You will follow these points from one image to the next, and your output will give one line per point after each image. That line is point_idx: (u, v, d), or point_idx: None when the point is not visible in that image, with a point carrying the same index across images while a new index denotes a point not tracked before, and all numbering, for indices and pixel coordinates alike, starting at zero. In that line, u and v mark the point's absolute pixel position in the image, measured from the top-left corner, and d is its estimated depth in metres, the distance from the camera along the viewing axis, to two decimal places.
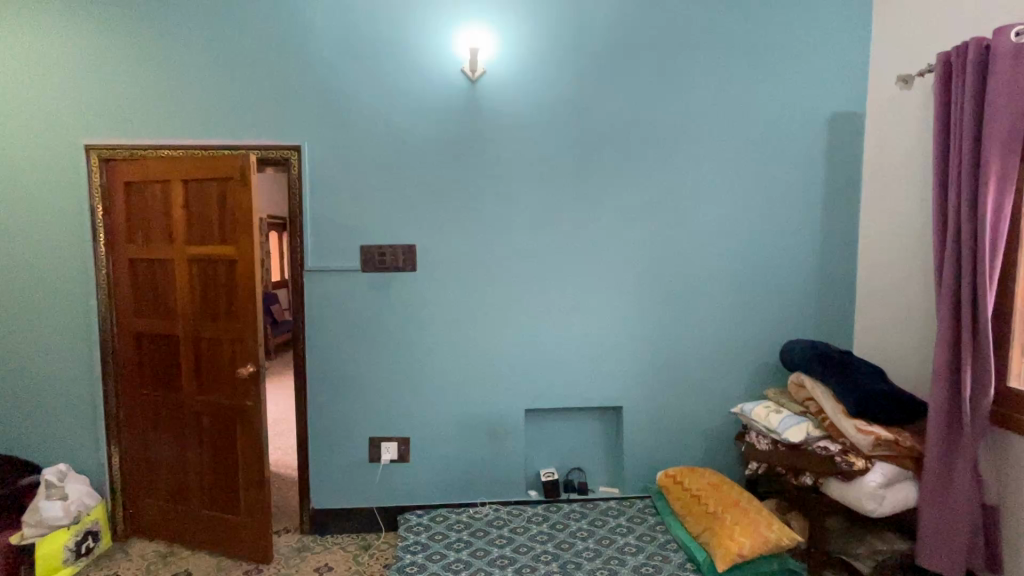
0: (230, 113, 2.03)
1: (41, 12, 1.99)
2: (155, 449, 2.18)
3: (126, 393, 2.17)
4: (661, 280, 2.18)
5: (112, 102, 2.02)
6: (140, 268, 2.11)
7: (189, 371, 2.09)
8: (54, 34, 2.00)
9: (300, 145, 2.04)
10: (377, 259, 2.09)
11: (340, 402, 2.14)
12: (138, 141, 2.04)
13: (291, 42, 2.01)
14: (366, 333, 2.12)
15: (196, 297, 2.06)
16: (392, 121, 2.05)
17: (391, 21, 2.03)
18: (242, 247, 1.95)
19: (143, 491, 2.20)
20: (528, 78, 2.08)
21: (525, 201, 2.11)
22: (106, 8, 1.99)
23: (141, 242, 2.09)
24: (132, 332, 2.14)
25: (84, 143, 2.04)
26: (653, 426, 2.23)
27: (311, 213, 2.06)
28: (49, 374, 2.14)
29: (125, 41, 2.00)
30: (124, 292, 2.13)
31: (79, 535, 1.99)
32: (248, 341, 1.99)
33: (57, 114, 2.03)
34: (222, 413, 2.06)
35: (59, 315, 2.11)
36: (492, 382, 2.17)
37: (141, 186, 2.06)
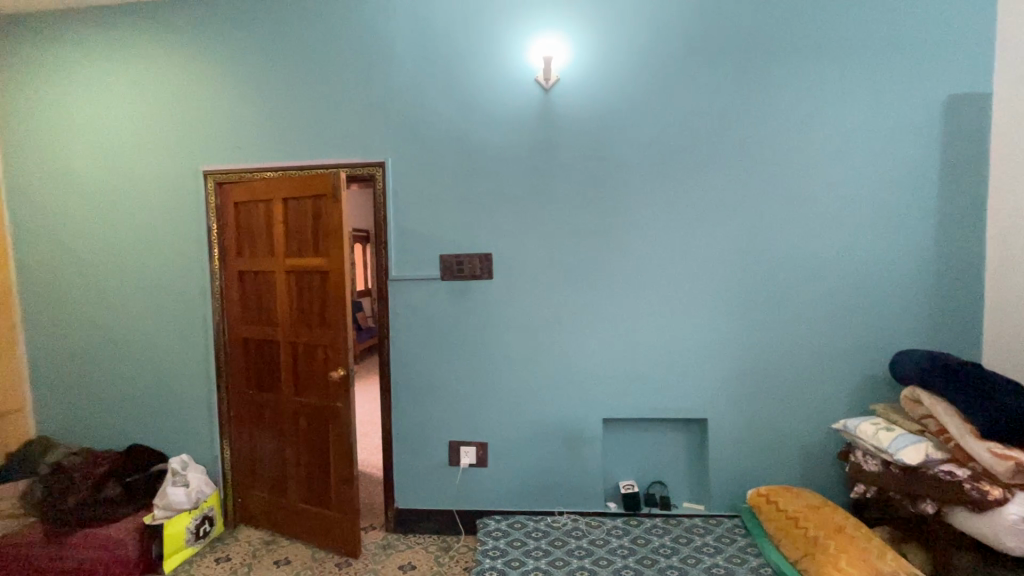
0: (322, 135, 2.20)
1: (167, 55, 2.27)
2: (259, 445, 2.38)
3: (235, 393, 2.40)
4: (748, 285, 2.05)
5: (225, 130, 2.27)
6: (247, 280, 2.34)
7: (288, 373, 2.27)
8: (178, 75, 2.27)
9: (384, 161, 2.16)
10: (455, 267, 2.15)
11: (422, 405, 2.23)
12: (246, 165, 2.27)
13: (376, 64, 2.15)
14: (446, 340, 2.19)
15: (294, 305, 2.24)
16: (469, 133, 2.12)
17: (467, 37, 2.10)
18: (334, 258, 2.09)
19: (249, 483, 2.41)
20: (603, 82, 2.06)
21: (600, 207, 2.09)
22: (220, 47, 2.23)
23: (248, 255, 2.31)
24: (241, 337, 2.37)
25: (203, 169, 2.30)
26: (741, 441, 2.10)
27: (394, 225, 2.17)
28: (173, 375, 2.41)
29: (235, 75, 2.23)
30: (234, 301, 2.36)
31: (198, 519, 2.23)
32: (340, 347, 2.13)
33: (181, 144, 2.30)
34: (317, 413, 2.22)
35: (182, 322, 2.38)
36: (568, 390, 2.16)
37: (249, 206, 2.29)
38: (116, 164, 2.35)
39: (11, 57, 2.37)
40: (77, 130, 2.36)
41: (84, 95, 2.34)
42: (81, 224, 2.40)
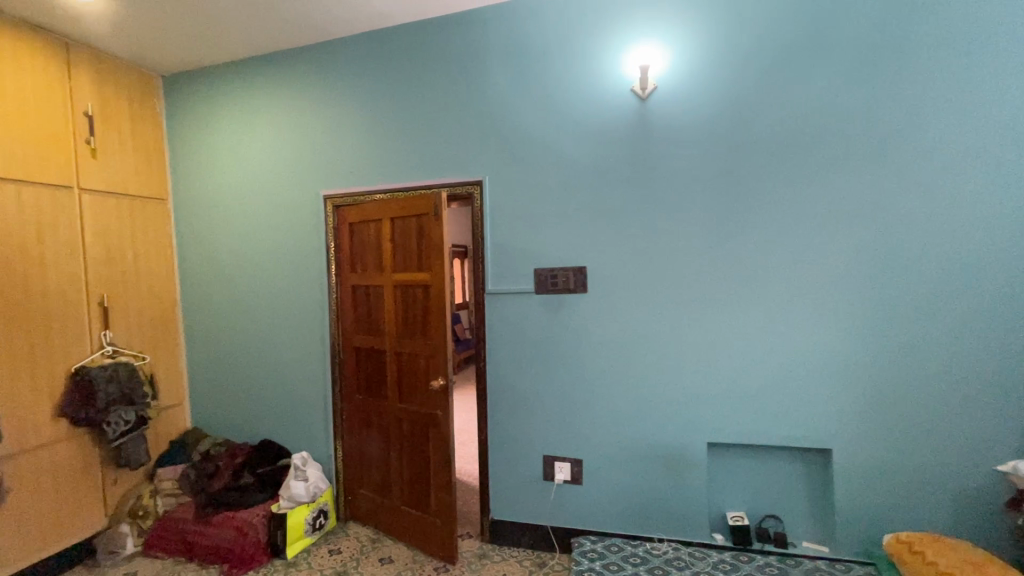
0: (426, 158, 2.35)
1: (296, 94, 2.57)
2: (366, 447, 2.55)
3: (347, 398, 2.60)
4: (878, 299, 1.82)
5: (342, 158, 2.51)
6: (359, 293, 2.54)
7: (393, 380, 2.42)
8: (304, 112, 2.56)
9: (482, 180, 2.25)
10: (550, 281, 2.16)
11: (517, 418, 2.25)
12: (360, 189, 2.48)
13: (474, 87, 2.25)
14: (541, 353, 2.20)
15: (399, 316, 2.39)
16: (563, 148, 2.14)
17: (561, 53, 2.12)
18: (435, 273, 2.21)
19: (358, 482, 2.59)
20: (703, 87, 1.96)
21: (703, 217, 1.98)
22: (338, 85, 2.49)
23: (360, 271, 2.52)
24: (353, 346, 2.57)
25: (324, 194, 2.56)
26: (873, 477, 1.84)
27: (491, 240, 2.24)
28: (297, 379, 2.68)
29: (351, 108, 2.47)
30: (347, 312, 2.57)
31: (315, 511, 2.44)
32: (440, 358, 2.23)
33: (307, 172, 2.59)
34: (418, 419, 2.34)
35: (304, 332, 2.65)
36: (667, 410, 2.05)
37: (361, 225, 2.50)
38: (255, 192, 2.70)
39: (180, 107, 2.83)
40: (225, 165, 2.75)
41: (232, 135, 2.72)
42: (227, 246, 2.78)
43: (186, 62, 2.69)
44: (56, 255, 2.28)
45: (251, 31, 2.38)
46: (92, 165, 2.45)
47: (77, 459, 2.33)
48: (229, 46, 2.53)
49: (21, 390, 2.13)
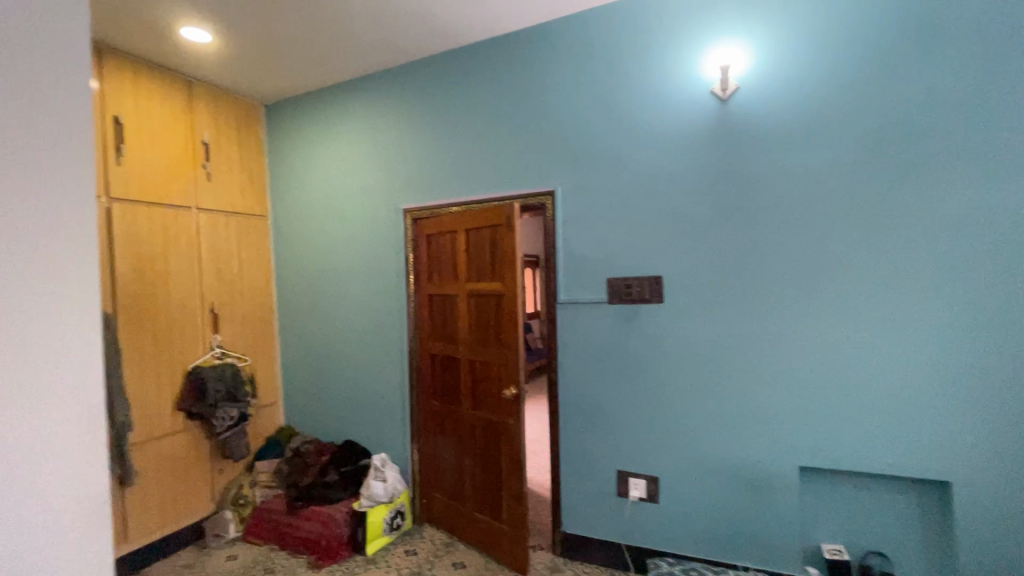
0: (499, 171, 2.40)
1: (379, 115, 2.74)
2: (440, 452, 2.62)
3: (423, 403, 2.69)
4: (1008, 313, 1.59)
5: (420, 174, 2.63)
6: (434, 302, 2.63)
7: (467, 388, 2.48)
8: (387, 131, 2.72)
9: (554, 190, 2.26)
10: (624, 291, 2.11)
11: (590, 430, 2.21)
12: (436, 202, 2.58)
13: (547, 99, 2.27)
14: (614, 365, 2.15)
15: (472, 325, 2.45)
16: (637, 156, 2.09)
17: (635, 59, 2.09)
18: (508, 283, 2.24)
19: (432, 486, 2.66)
20: (791, 84, 1.84)
21: (791, 223, 1.85)
22: (417, 104, 2.62)
23: (436, 281, 2.61)
24: (428, 353, 2.66)
25: (403, 208, 2.69)
26: (1005, 517, 1.60)
27: (563, 250, 2.24)
28: (377, 383, 2.82)
29: (429, 126, 2.59)
30: (424, 320, 2.67)
31: (393, 512, 2.54)
32: (513, 366, 2.26)
33: (388, 188, 2.74)
34: (491, 427, 2.37)
35: (384, 338, 2.79)
36: (750, 428, 1.92)
37: (437, 237, 2.59)
38: (342, 207, 2.90)
39: (280, 131, 3.11)
40: (317, 183, 2.98)
41: (323, 155, 2.95)
42: (317, 257, 3.00)
43: (285, 91, 2.96)
44: (177, 267, 2.59)
45: (341, 59, 2.58)
46: (207, 187, 2.76)
47: (190, 449, 2.60)
48: (322, 74, 2.75)
49: (148, 385, 2.42)
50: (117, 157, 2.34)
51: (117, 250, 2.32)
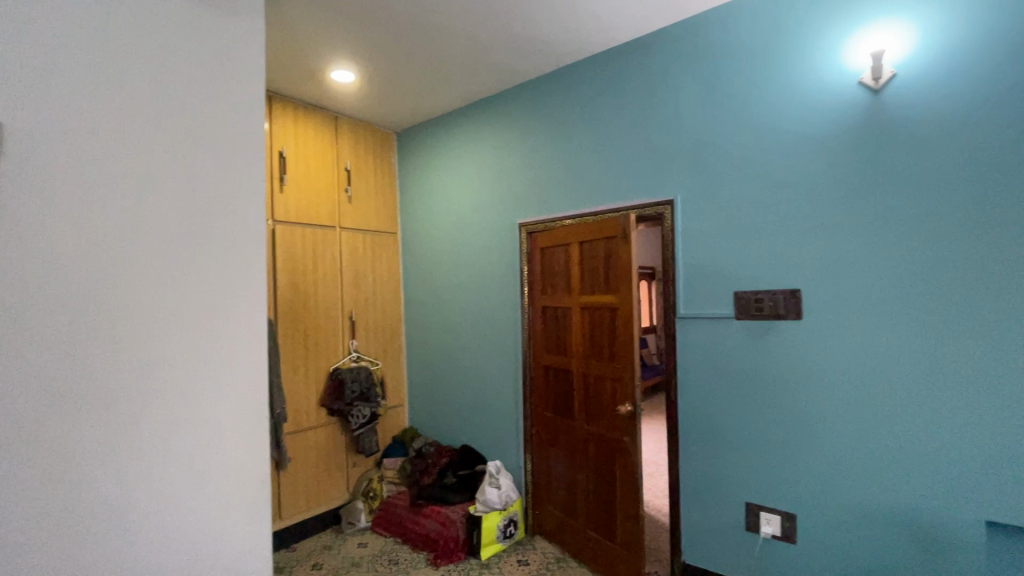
0: (614, 182, 2.36)
1: (497, 134, 2.87)
2: (552, 465, 2.61)
3: (536, 414, 2.71)
4: None
5: (535, 188, 2.69)
6: (548, 314, 2.65)
7: (580, 401, 2.45)
8: (504, 150, 2.84)
9: (673, 199, 2.16)
10: (753, 305, 1.94)
11: (713, 455, 2.05)
12: (550, 215, 2.62)
13: (664, 106, 2.20)
14: (742, 386, 1.98)
15: (586, 338, 2.42)
16: (768, 159, 1.93)
17: (766, 56, 1.94)
18: (623, 296, 2.20)
19: (544, 499, 2.66)
20: (966, 65, 1.56)
21: (969, 228, 1.56)
22: (532, 122, 2.69)
23: (549, 293, 2.63)
24: (542, 364, 2.68)
25: (519, 222, 2.77)
26: None
27: (682, 262, 2.13)
28: (492, 392, 2.91)
29: (544, 142, 2.64)
30: (537, 332, 2.70)
31: (506, 520, 2.59)
32: (628, 382, 2.19)
33: (505, 203, 2.84)
34: (604, 444, 2.32)
35: (499, 349, 2.87)
36: (916, 471, 1.64)
37: (551, 249, 2.62)
38: (462, 224, 3.07)
39: (409, 155, 3.39)
40: (440, 201, 3.20)
41: (446, 175, 3.16)
42: (439, 270, 3.20)
43: (413, 118, 3.23)
44: (323, 279, 2.93)
45: (462, 85, 2.75)
46: (348, 208, 3.10)
47: (330, 442, 2.90)
48: (446, 100, 2.95)
49: (298, 383, 2.76)
50: (279, 187, 2.74)
51: (277, 266, 2.71)
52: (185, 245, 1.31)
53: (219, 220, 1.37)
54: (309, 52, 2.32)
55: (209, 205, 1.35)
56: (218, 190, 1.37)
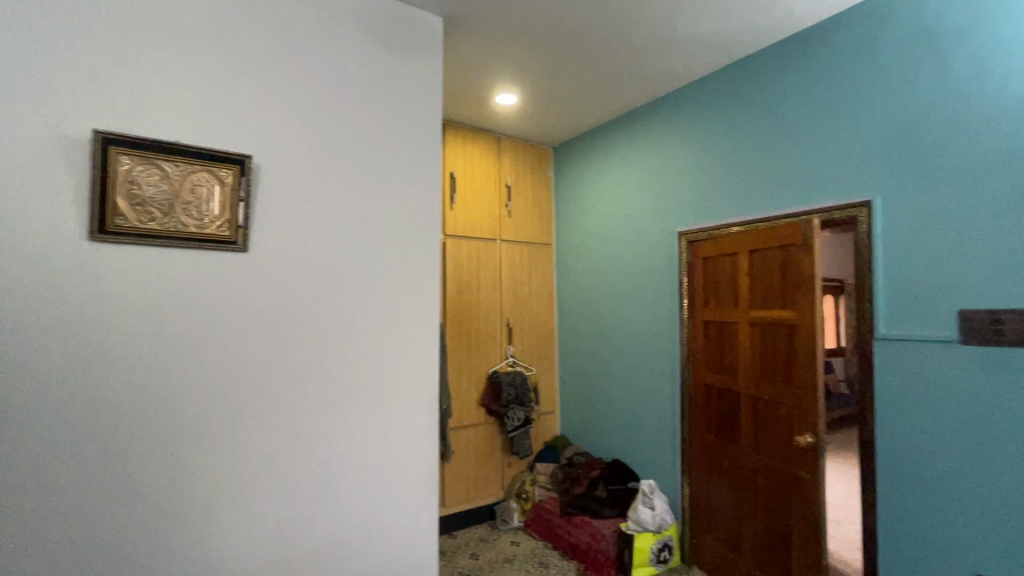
0: (791, 184, 2.12)
1: (656, 141, 2.79)
2: (714, 493, 2.41)
3: (695, 436, 2.52)
4: None
5: (697, 195, 2.54)
6: (711, 328, 2.47)
7: (749, 427, 2.23)
8: (662, 157, 2.74)
9: (871, 200, 1.85)
10: (987, 328, 1.55)
11: (926, 510, 1.68)
12: (714, 223, 2.45)
13: (858, 94, 1.90)
14: (970, 429, 1.59)
15: (757, 357, 2.21)
16: (1009, 146, 1.54)
17: (1006, 19, 1.56)
18: (803, 311, 1.98)
19: (704, 528, 2.46)
20: None
21: None
22: (694, 125, 2.56)
23: (713, 306, 2.46)
24: (703, 383, 2.49)
25: (678, 231, 2.64)
26: None
27: (883, 274, 1.81)
28: (647, 408, 2.80)
29: (707, 145, 2.49)
30: (698, 347, 2.53)
31: (660, 543, 2.46)
32: (809, 410, 1.94)
33: (663, 212, 2.74)
34: (778, 477, 2.08)
35: (655, 363, 2.76)
36: None
37: (716, 259, 2.45)
38: (617, 234, 3.04)
39: (565, 168, 3.49)
40: (595, 212, 3.21)
41: (602, 185, 3.16)
42: (593, 281, 3.21)
43: (570, 132, 3.31)
44: (485, 288, 3.16)
45: (620, 95, 2.74)
46: (509, 221, 3.30)
47: (488, 441, 3.09)
48: (603, 111, 2.97)
49: (462, 383, 3.01)
50: (450, 204, 3.05)
51: (447, 275, 3.00)
52: (368, 265, 1.70)
53: (392, 246, 1.75)
54: (477, 81, 2.55)
55: (384, 234, 1.74)
56: (386, 221, 1.75)
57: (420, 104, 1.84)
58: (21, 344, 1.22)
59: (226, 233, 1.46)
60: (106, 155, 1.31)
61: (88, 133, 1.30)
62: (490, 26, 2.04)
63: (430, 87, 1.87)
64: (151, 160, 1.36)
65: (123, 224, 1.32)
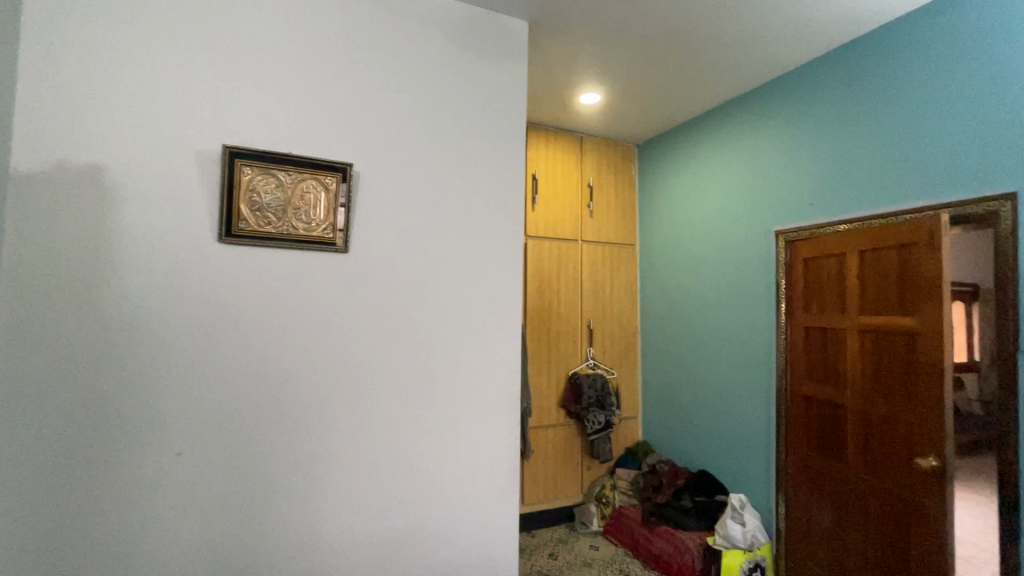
0: (912, 177, 1.89)
1: (751, 134, 2.62)
2: (815, 514, 2.21)
3: (794, 451, 2.34)
4: None
5: (798, 191, 2.35)
6: (813, 336, 2.27)
7: (858, 444, 2.03)
8: (758, 151, 2.58)
9: (1016, 192, 1.61)
10: None
11: None
12: (817, 220, 2.25)
13: (998, 72, 1.66)
14: None
15: (868, 368, 2.00)
16: None
17: None
18: (927, 319, 1.77)
19: (803, 551, 2.27)
20: None
21: None
22: (795, 116, 2.37)
23: (816, 311, 2.26)
24: (803, 395, 2.30)
25: (776, 229, 2.47)
26: None
27: None
28: (738, 418, 2.64)
29: (810, 137, 2.30)
30: (798, 355, 2.34)
31: (751, 562, 2.30)
32: (933, 429, 1.74)
33: (758, 210, 2.57)
34: (894, 502, 1.88)
35: (748, 371, 2.59)
36: None
37: (819, 260, 2.25)
38: (707, 234, 2.90)
39: (650, 166, 3.39)
40: (682, 211, 3.08)
41: (690, 183, 3.03)
42: (680, 283, 3.08)
43: (656, 129, 3.21)
44: (566, 289, 3.15)
45: (711, 88, 2.61)
46: (591, 222, 3.27)
47: (567, 442, 3.08)
48: (692, 106, 2.85)
49: (542, 383, 3.03)
50: (532, 206, 3.08)
51: (529, 276, 3.03)
52: (453, 265, 1.77)
53: (477, 247, 1.81)
54: (561, 82, 2.56)
55: (470, 235, 1.80)
56: (472, 222, 1.81)
57: (505, 108, 1.88)
58: (166, 332, 1.41)
59: (330, 236, 1.59)
60: (233, 167, 1.48)
61: (219, 149, 1.48)
62: (574, 26, 2.04)
63: (515, 90, 1.90)
64: (268, 171, 1.52)
65: (246, 228, 1.49)
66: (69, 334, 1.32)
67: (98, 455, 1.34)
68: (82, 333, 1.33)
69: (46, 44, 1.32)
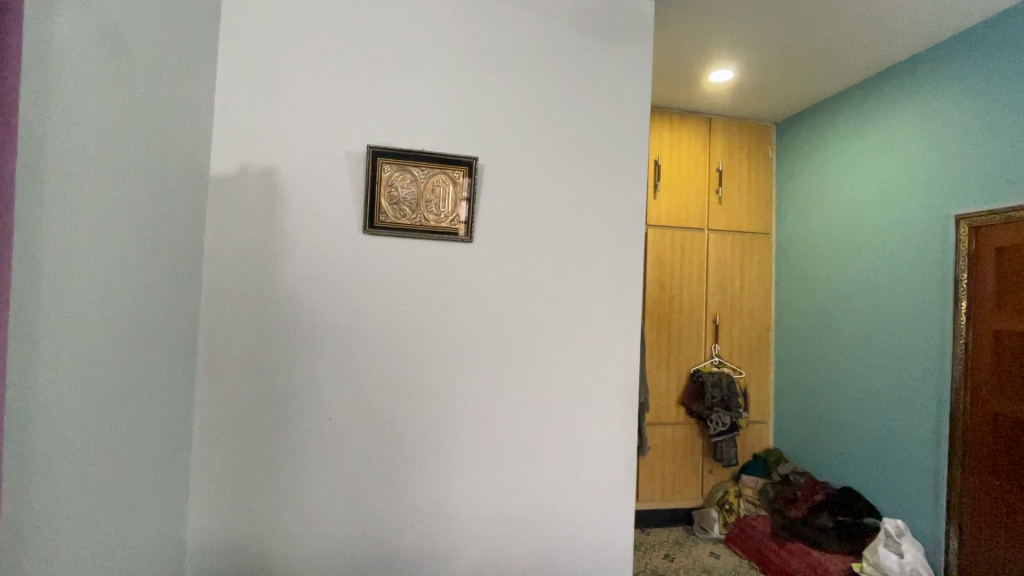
0: None
1: (924, 103, 2.23)
2: (1003, 556, 1.85)
3: (974, 477, 1.97)
4: None
5: (988, 167, 1.95)
6: (1006, 342, 1.88)
7: None
8: (932, 123, 2.19)
9: None
10: None
11: None
12: (1016, 202, 1.85)
13: None
14: None
15: None
16: None
17: None
18: None
19: None
20: None
21: None
22: (987, 77, 1.97)
23: (1012, 312, 1.87)
24: (989, 412, 1.92)
25: (956, 214, 2.08)
26: None
27: None
28: (895, 433, 2.29)
29: (1006, 101, 1.89)
30: (982, 364, 1.96)
31: None
32: None
33: (931, 192, 2.18)
34: None
35: (912, 380, 2.23)
36: None
37: (1019, 251, 1.85)
38: (861, 221, 2.54)
39: (791, 146, 3.05)
40: (831, 195, 2.73)
41: (840, 164, 2.68)
42: (826, 276, 2.74)
43: (799, 104, 2.88)
44: (689, 281, 2.99)
45: (870, 52, 2.27)
46: (718, 209, 3.04)
47: (686, 441, 2.94)
48: (845, 75, 2.50)
49: (661, 378, 2.92)
50: (654, 193, 2.95)
51: (649, 267, 2.92)
52: (573, 255, 1.76)
53: (597, 237, 1.78)
54: (687, 61, 2.41)
55: (589, 225, 1.78)
56: (592, 212, 1.79)
57: (630, 92, 1.83)
58: (321, 312, 1.61)
59: (456, 227, 1.68)
60: (375, 165, 1.63)
61: (364, 149, 1.64)
62: None
63: (640, 74, 1.83)
64: (404, 167, 1.65)
65: (386, 220, 1.64)
66: (249, 310, 1.57)
67: (270, 413, 1.58)
68: (259, 310, 1.58)
69: (235, 66, 1.57)
